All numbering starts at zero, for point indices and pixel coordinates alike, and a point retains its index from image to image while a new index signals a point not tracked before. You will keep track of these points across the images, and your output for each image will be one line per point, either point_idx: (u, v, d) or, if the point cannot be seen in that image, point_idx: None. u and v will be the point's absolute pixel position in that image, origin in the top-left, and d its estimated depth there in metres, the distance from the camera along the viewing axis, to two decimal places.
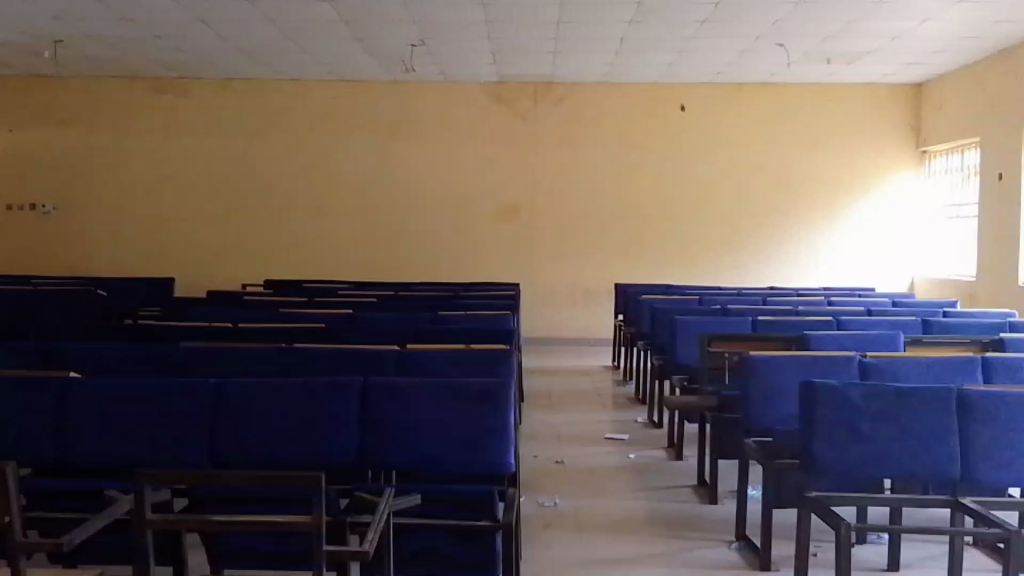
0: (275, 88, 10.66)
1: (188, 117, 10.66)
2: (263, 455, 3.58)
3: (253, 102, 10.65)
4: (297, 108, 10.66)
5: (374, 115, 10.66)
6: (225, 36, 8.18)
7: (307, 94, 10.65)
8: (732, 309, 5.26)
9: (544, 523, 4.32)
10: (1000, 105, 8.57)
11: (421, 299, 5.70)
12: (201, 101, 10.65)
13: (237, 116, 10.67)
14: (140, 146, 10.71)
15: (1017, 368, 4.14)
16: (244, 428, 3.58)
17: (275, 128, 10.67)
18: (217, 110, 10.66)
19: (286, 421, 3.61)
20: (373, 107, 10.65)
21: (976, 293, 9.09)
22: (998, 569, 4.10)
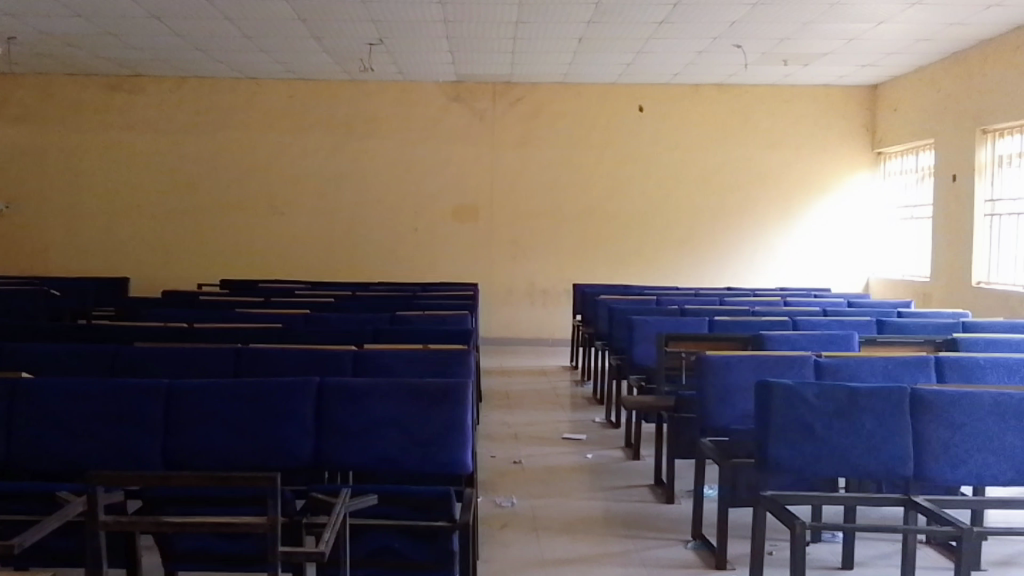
0: (237, 86, 10.59)
1: (149, 115, 10.58)
2: (215, 456, 3.55)
3: (214, 101, 10.58)
4: (262, 107, 10.60)
5: (342, 115, 10.62)
6: (182, 33, 8.11)
7: (267, 93, 10.60)
8: (689, 309, 5.29)
9: (501, 523, 4.30)
10: (955, 107, 8.65)
11: (379, 299, 5.68)
12: (161, 100, 10.56)
13: (204, 115, 10.59)
14: (104, 144, 10.61)
15: (970, 369, 4.18)
16: (197, 428, 3.55)
17: (239, 128, 10.61)
18: (178, 108, 10.58)
19: (238, 422, 3.57)
20: (333, 106, 10.61)
21: (930, 292, 9.18)
22: (950, 567, 4.12)
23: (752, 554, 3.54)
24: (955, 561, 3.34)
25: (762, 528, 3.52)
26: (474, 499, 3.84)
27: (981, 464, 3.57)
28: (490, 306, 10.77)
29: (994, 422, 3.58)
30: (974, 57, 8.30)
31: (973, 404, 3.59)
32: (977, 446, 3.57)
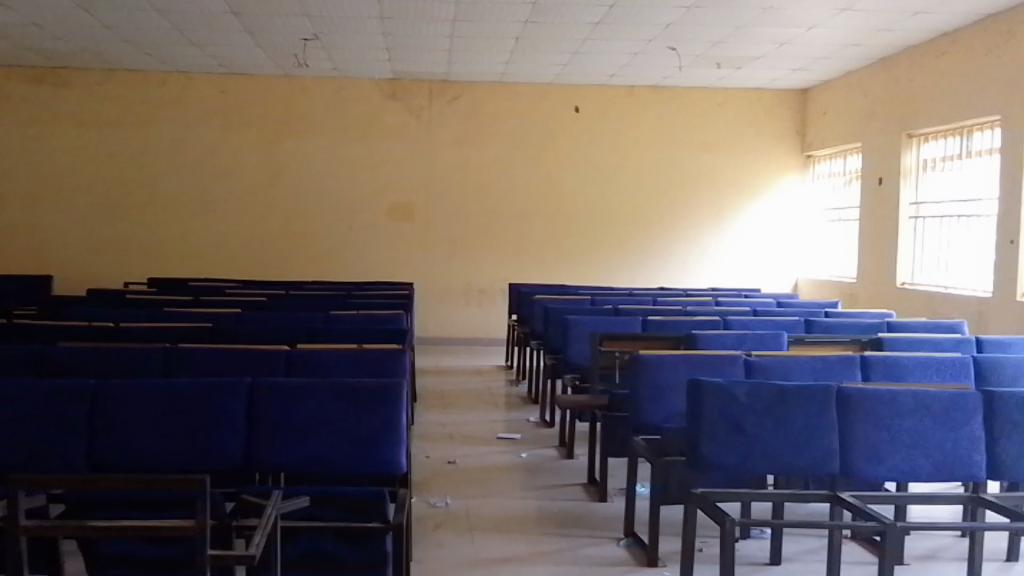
0: (169, 81, 10.39)
1: (83, 109, 10.34)
2: (142, 458, 3.45)
3: (151, 95, 10.38)
4: (201, 102, 10.43)
5: (286, 111, 10.50)
6: (110, 25, 7.95)
7: (206, 88, 10.43)
8: (622, 309, 5.32)
9: (435, 523, 4.29)
10: (882, 112, 8.87)
11: (314, 297, 5.63)
12: (92, 94, 10.33)
13: (147, 111, 10.39)
14: (40, 140, 10.33)
15: (893, 367, 4.24)
16: (123, 430, 3.45)
17: (182, 123, 10.43)
18: (114, 103, 10.36)
19: (165, 422, 3.48)
20: (275, 101, 10.49)
21: (856, 292, 9.38)
22: (873, 561, 4.20)
23: (682, 552, 3.52)
24: (881, 557, 3.34)
25: (692, 526, 3.49)
26: (409, 500, 3.77)
27: (906, 461, 3.63)
28: (449, 305, 10.73)
29: (915, 419, 3.65)
30: (903, 61, 8.50)
31: (895, 401, 3.66)
32: (902, 442, 3.63)
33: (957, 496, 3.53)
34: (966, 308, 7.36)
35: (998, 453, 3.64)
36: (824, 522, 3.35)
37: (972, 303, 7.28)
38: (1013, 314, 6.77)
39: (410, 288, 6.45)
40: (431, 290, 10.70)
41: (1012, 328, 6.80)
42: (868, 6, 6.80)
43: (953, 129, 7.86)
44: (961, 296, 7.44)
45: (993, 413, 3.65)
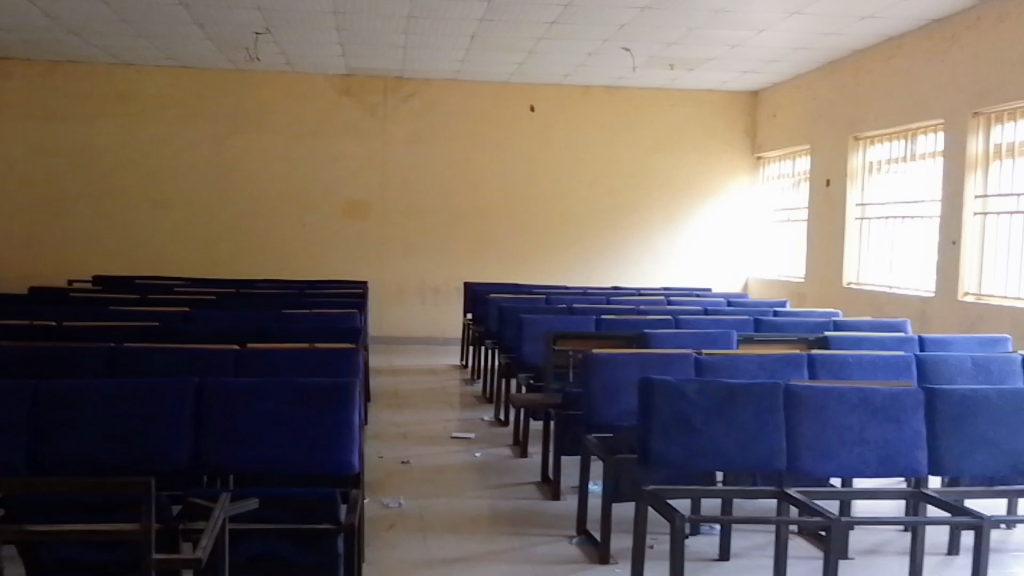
0: (116, 73, 10.15)
1: (31, 101, 10.05)
2: (84, 460, 3.34)
3: (101, 88, 10.14)
4: (155, 95, 10.21)
5: (243, 106, 10.34)
6: (53, 15, 7.74)
7: (157, 81, 10.21)
8: (576, 308, 5.34)
9: (389, 523, 4.27)
10: (829, 115, 9.06)
11: (265, 296, 5.54)
12: (37, 85, 10.05)
13: (99, 104, 10.14)
14: None
15: (839, 366, 4.30)
16: (64, 431, 3.34)
17: (136, 117, 10.21)
18: (63, 95, 10.09)
19: (109, 424, 3.38)
20: (230, 96, 10.32)
21: (804, 292, 9.56)
22: (817, 555, 4.26)
23: (635, 551, 3.51)
24: (825, 552, 3.36)
25: (643, 523, 3.49)
26: (362, 500, 3.69)
27: (850, 457, 3.70)
28: (414, 303, 10.68)
29: (859, 415, 3.71)
30: (850, 65, 8.67)
31: (840, 398, 3.72)
32: (846, 439, 3.69)
33: (899, 490, 3.58)
34: (909, 308, 7.55)
35: (939, 450, 3.71)
36: (771, 517, 3.36)
37: (914, 303, 7.47)
38: (955, 313, 6.96)
39: (365, 287, 6.38)
40: (395, 288, 10.64)
41: (953, 327, 6.99)
42: (818, 11, 6.92)
43: (898, 132, 8.06)
44: (905, 296, 7.63)
45: (934, 410, 3.72)
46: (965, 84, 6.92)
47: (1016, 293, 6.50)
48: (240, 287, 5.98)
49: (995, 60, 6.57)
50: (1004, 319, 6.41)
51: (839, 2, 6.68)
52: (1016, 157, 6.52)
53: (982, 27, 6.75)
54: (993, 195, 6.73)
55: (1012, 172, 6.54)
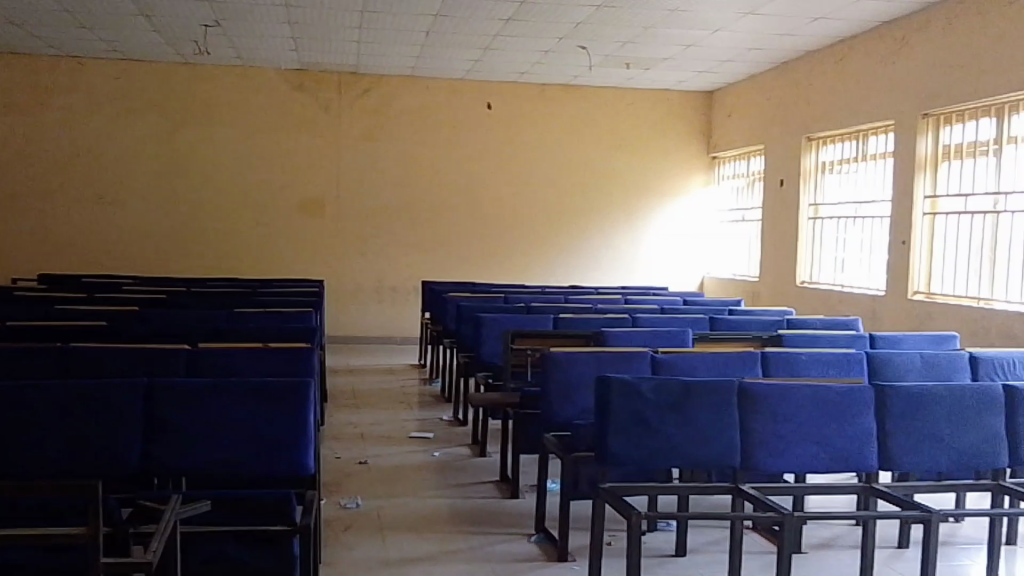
0: (62, 66, 9.90)
1: None
2: (27, 464, 3.19)
3: (50, 81, 9.89)
4: (110, 89, 10.01)
5: (204, 101, 10.18)
6: None
7: (108, 75, 10.00)
8: (535, 308, 5.36)
9: (346, 524, 4.21)
10: (782, 116, 9.20)
11: (220, 296, 5.46)
12: None
13: (51, 98, 9.91)
14: None
15: (792, 363, 4.35)
16: (6, 434, 3.18)
17: (90, 111, 9.99)
18: (11, 88, 9.84)
19: (54, 426, 3.22)
20: (187, 90, 10.15)
21: (758, 291, 9.71)
22: (772, 550, 4.29)
23: (592, 549, 3.47)
24: (777, 548, 3.34)
25: (600, 521, 3.46)
26: (318, 502, 3.54)
27: (803, 453, 3.70)
28: (382, 301, 10.62)
29: (813, 412, 3.72)
30: (802, 66, 8.81)
31: (793, 395, 3.73)
32: (798, 435, 3.70)
33: (850, 486, 3.61)
34: (862, 305, 7.70)
35: (888, 445, 3.74)
36: (725, 514, 3.34)
37: (867, 301, 7.61)
38: (904, 311, 7.13)
39: (323, 286, 6.32)
40: (362, 286, 10.58)
41: (903, 325, 7.15)
42: (771, 11, 7.02)
43: (851, 133, 8.21)
44: (857, 294, 7.77)
45: (884, 407, 3.75)
46: (915, 86, 7.06)
47: (962, 292, 6.67)
48: (193, 286, 5.89)
49: (944, 63, 6.73)
50: (953, 317, 6.56)
51: (791, 2, 6.77)
52: (964, 158, 6.68)
53: (931, 30, 6.90)
54: (942, 195, 6.89)
55: (961, 173, 6.70)
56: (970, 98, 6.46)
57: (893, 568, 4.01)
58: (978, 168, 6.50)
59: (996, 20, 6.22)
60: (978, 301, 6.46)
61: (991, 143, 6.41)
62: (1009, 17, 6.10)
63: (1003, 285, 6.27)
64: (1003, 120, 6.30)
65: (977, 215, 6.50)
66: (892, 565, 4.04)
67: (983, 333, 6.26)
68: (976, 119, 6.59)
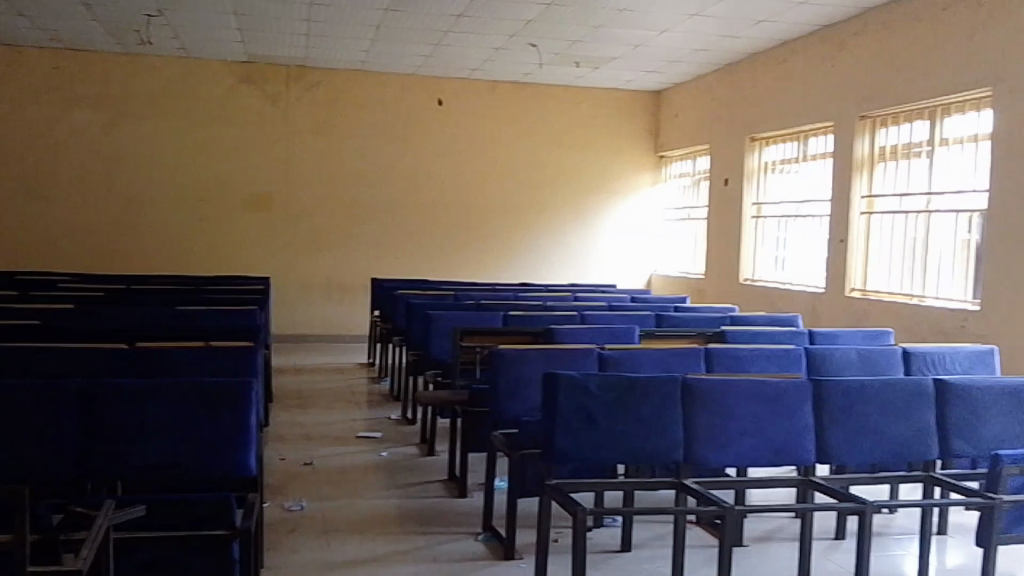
0: None
1: None
2: None
3: None
4: (48, 79, 9.64)
5: (147, 94, 9.89)
6: None
7: (46, 64, 9.63)
8: (484, 305, 5.37)
9: (290, 527, 4.11)
10: (727, 116, 9.38)
11: (158, 294, 5.31)
12: None
13: None
14: None
15: (734, 359, 4.43)
16: None
17: (28, 102, 9.61)
18: None
19: None
20: (133, 82, 9.85)
21: (703, 288, 9.89)
22: (713, 544, 4.35)
23: (538, 547, 3.44)
24: (719, 543, 3.32)
25: (546, 518, 3.44)
26: (260, 504, 3.36)
27: (743, 447, 3.76)
28: (338, 299, 10.50)
29: (754, 406, 3.78)
30: (745, 68, 9.01)
31: (735, 390, 3.78)
32: (739, 429, 3.75)
33: (789, 478, 3.66)
34: (802, 303, 7.91)
35: (825, 439, 3.82)
36: (669, 509, 3.33)
37: (807, 298, 7.83)
38: (842, 309, 7.35)
39: (267, 284, 6.22)
40: (317, 284, 10.43)
41: (840, 322, 7.38)
42: (716, 13, 7.15)
43: (792, 134, 8.42)
44: (798, 292, 7.99)
45: (821, 400, 3.84)
46: (853, 90, 7.29)
47: (897, 289, 6.91)
48: (130, 282, 5.71)
49: (881, 67, 6.96)
50: (890, 313, 6.77)
51: (735, 5, 6.91)
52: (899, 159, 6.92)
53: (869, 35, 7.13)
54: (878, 195, 7.13)
55: (896, 174, 6.93)
56: (903, 101, 6.69)
57: (831, 559, 4.11)
58: (912, 168, 6.73)
59: (928, 28, 6.47)
60: (912, 298, 6.70)
61: (924, 144, 6.64)
62: (941, 24, 6.36)
63: (934, 282, 6.51)
64: (937, 122, 6.52)
65: (911, 215, 6.74)
66: (831, 557, 4.14)
67: (915, 329, 6.49)
68: (911, 121, 6.82)
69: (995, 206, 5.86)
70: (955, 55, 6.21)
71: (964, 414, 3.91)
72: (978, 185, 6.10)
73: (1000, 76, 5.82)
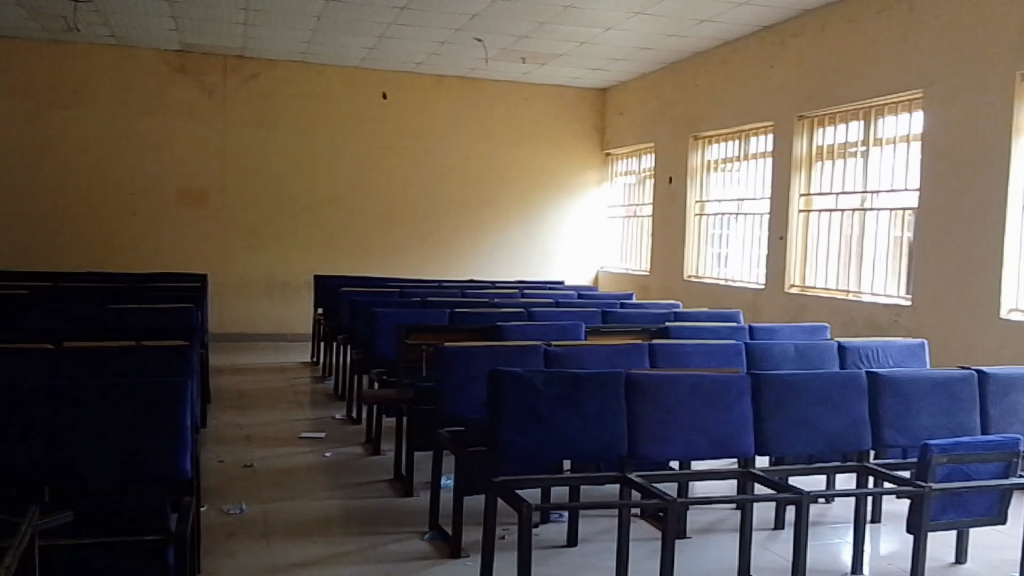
0: None
1: None
2: None
3: None
4: None
5: (81, 85, 9.52)
6: None
7: None
8: (431, 302, 5.35)
9: (228, 531, 3.99)
10: (671, 115, 9.54)
11: (88, 291, 5.11)
12: None
13: None
14: None
15: (677, 354, 4.50)
16: None
17: None
18: None
19: None
20: (66, 72, 9.47)
21: (648, 285, 10.03)
22: (656, 536, 4.40)
23: (484, 545, 3.39)
24: (663, 536, 3.33)
25: (493, 515, 3.40)
26: (197, 508, 3.15)
27: (684, 440, 3.81)
28: (288, 298, 10.31)
29: (695, 400, 3.83)
30: (688, 68, 9.16)
31: (677, 384, 3.82)
32: (681, 422, 3.80)
33: (730, 471, 3.72)
34: (744, 299, 8.12)
35: (764, 430, 3.90)
36: (614, 503, 3.33)
37: (749, 295, 8.04)
38: (782, 305, 7.57)
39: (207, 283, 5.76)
40: (265, 282, 10.23)
41: (781, 317, 7.59)
42: (659, 12, 7.25)
43: (733, 133, 8.61)
44: (740, 288, 8.19)
45: (760, 394, 3.92)
46: (791, 91, 7.50)
47: (834, 285, 7.13)
48: (59, 280, 5.49)
49: (817, 68, 7.18)
50: (828, 308, 6.99)
51: (676, 4, 7.02)
52: (835, 159, 7.13)
53: (807, 36, 7.32)
54: (816, 194, 7.34)
55: (833, 173, 7.15)
56: (839, 101, 6.91)
57: (770, 549, 4.20)
58: (847, 168, 6.95)
59: (863, 31, 6.70)
60: (848, 293, 6.92)
61: (859, 144, 6.86)
62: (874, 28, 6.58)
63: (869, 279, 6.74)
64: (872, 123, 6.74)
65: (846, 213, 6.97)
66: (771, 547, 4.22)
67: (851, 324, 6.73)
68: (846, 122, 7.04)
69: (924, 204, 6.11)
70: (886, 58, 6.45)
71: (896, 406, 4.03)
72: (909, 184, 6.33)
73: (929, 79, 6.06)
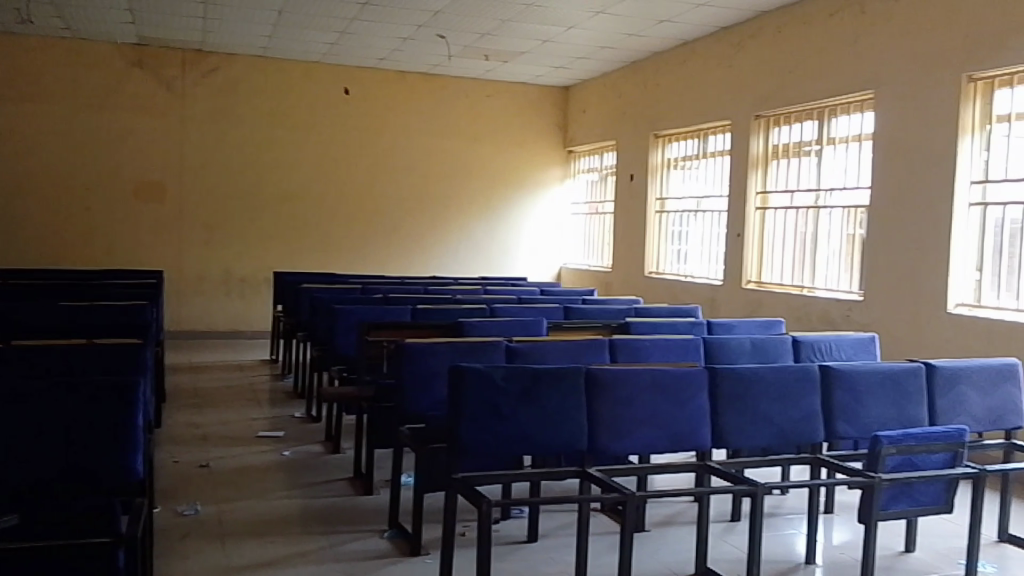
0: None
1: None
2: None
3: None
4: None
5: (32, 78, 9.25)
6: None
7: None
8: (392, 299, 5.31)
9: (182, 532, 3.90)
10: (632, 113, 9.64)
11: (37, 288, 4.98)
12: None
13: None
14: None
15: (637, 350, 4.54)
16: None
17: None
18: None
19: None
20: (17, 65, 9.19)
21: (610, 281, 10.13)
22: (614, 529, 4.44)
23: (444, 542, 3.37)
24: (622, 529, 3.34)
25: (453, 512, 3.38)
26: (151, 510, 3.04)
27: (642, 434, 3.84)
28: (251, 296, 10.16)
29: (653, 394, 3.86)
30: (649, 67, 9.27)
31: (635, 379, 3.86)
32: (640, 417, 3.83)
33: (688, 463, 3.76)
34: (703, 295, 8.26)
35: (720, 423, 3.96)
36: (574, 497, 3.33)
37: (708, 291, 8.18)
38: (740, 301, 7.72)
39: (164, 278, 5.76)
40: (227, 280, 10.07)
41: (738, 313, 7.74)
42: (620, 12, 7.33)
43: (692, 132, 8.74)
44: (699, 285, 8.32)
45: (716, 387, 3.97)
46: (749, 90, 7.63)
47: (788, 281, 7.30)
48: (6, 276, 5.34)
49: (774, 70, 7.33)
50: (784, 304, 7.15)
51: (637, 4, 7.11)
52: (791, 157, 7.28)
53: (764, 36, 7.46)
54: (772, 192, 7.49)
55: (788, 171, 7.31)
56: (794, 101, 7.06)
57: (727, 541, 4.26)
58: (801, 167, 7.11)
59: (816, 33, 6.86)
60: (802, 289, 7.08)
61: (813, 143, 7.02)
62: (827, 30, 6.74)
63: (823, 275, 6.90)
64: (827, 123, 6.89)
65: (800, 210, 7.13)
66: (728, 539, 4.29)
67: (805, 319, 6.89)
68: (801, 122, 7.19)
69: (875, 202, 6.28)
70: (839, 60, 6.62)
71: (848, 399, 4.12)
72: (861, 183, 6.51)
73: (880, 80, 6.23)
